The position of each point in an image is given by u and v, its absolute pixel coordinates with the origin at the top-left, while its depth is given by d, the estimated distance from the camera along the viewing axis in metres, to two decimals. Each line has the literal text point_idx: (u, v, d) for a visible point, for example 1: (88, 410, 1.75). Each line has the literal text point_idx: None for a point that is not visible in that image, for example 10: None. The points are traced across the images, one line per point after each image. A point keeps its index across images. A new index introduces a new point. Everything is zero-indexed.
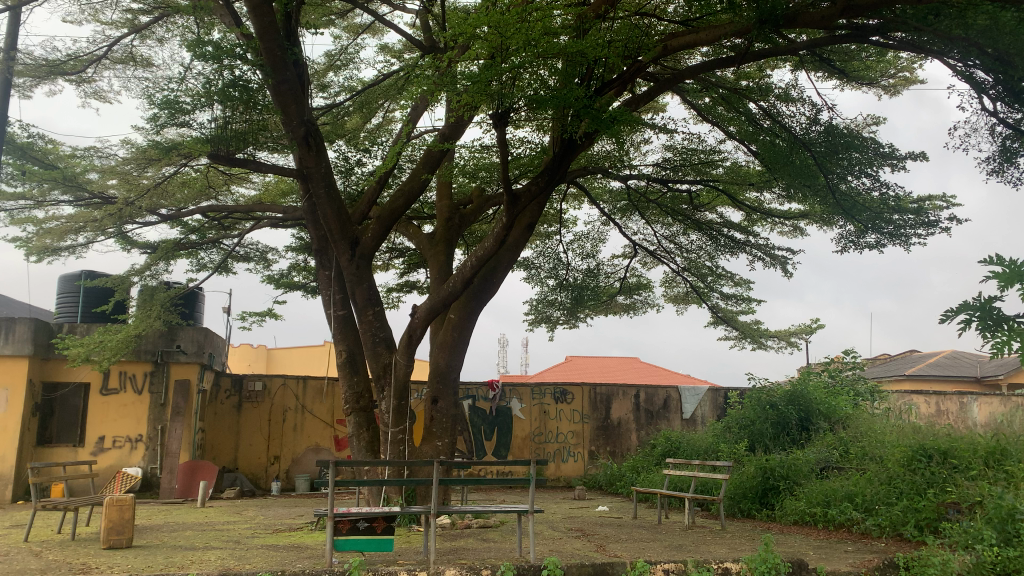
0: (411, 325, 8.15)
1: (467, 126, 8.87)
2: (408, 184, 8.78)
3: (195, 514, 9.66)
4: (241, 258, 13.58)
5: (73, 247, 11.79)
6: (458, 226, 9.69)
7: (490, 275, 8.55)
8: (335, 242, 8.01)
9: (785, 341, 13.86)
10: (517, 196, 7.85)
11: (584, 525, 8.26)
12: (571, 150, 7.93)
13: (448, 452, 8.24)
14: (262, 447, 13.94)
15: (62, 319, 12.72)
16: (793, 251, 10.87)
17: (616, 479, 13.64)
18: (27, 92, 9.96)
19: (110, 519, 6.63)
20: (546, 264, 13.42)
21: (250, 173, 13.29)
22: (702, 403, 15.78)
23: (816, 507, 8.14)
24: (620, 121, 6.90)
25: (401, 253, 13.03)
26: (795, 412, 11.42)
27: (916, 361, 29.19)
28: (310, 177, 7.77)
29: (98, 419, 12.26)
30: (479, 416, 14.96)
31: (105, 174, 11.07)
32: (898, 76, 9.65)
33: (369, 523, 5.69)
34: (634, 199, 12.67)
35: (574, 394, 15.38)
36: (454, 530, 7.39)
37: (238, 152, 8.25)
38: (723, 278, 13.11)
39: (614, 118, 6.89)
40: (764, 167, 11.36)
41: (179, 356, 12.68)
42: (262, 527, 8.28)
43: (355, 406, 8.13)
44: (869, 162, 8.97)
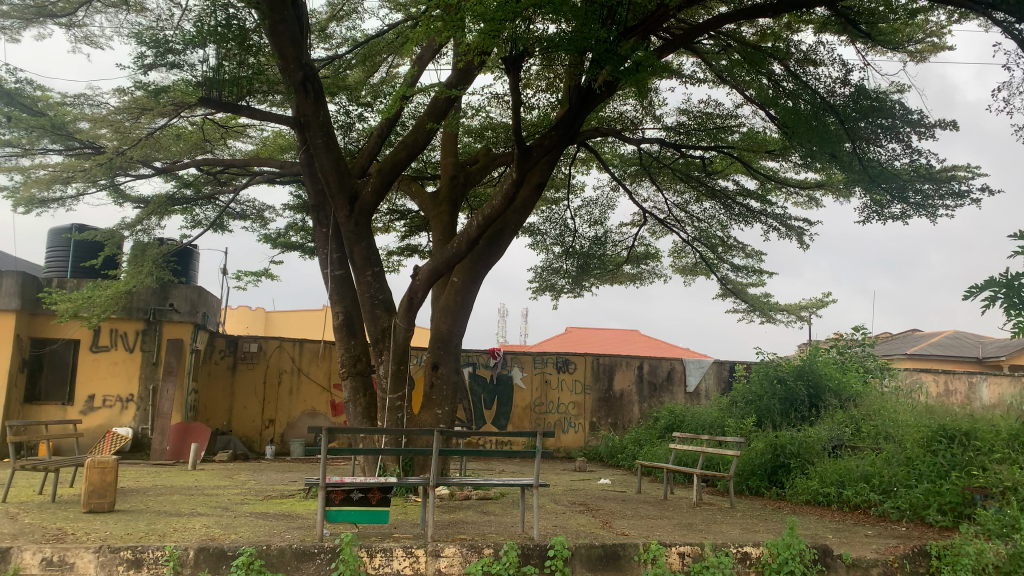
0: (411, 288, 7.67)
1: (476, 75, 8.34)
2: (411, 137, 8.26)
3: (185, 477, 9.38)
4: (237, 216, 13.16)
5: (62, 199, 11.36)
6: (463, 185, 9.21)
7: (496, 237, 8.12)
8: (332, 196, 7.55)
9: (795, 315, 13.48)
10: (529, 150, 7.39)
11: (588, 499, 7.94)
12: (587, 100, 7.46)
13: (448, 421, 7.88)
14: (256, 409, 13.65)
15: (51, 274, 12.31)
16: (811, 222, 10.40)
17: (617, 452, 13.36)
18: (15, 35, 9.46)
19: (90, 482, 6.29)
20: (552, 231, 13.01)
21: (248, 127, 12.81)
22: (705, 376, 15.46)
23: (831, 487, 7.81)
24: (642, 68, 6.43)
25: (402, 215, 12.61)
26: (805, 388, 11.08)
27: (919, 340, 28.89)
28: (307, 126, 7.29)
29: (88, 377, 11.95)
30: (479, 384, 14.66)
31: (95, 123, 10.60)
32: (927, 41, 9.13)
33: (363, 494, 5.35)
34: (645, 164, 12.26)
35: (577, 363, 15.04)
36: (453, 502, 7.07)
37: (231, 99, 7.77)
38: (733, 249, 12.63)
39: (638, 65, 6.42)
40: (782, 135, 10.88)
41: (172, 315, 12.29)
42: (253, 493, 7.97)
43: (352, 370, 7.76)
44: (899, 125, 8.48)
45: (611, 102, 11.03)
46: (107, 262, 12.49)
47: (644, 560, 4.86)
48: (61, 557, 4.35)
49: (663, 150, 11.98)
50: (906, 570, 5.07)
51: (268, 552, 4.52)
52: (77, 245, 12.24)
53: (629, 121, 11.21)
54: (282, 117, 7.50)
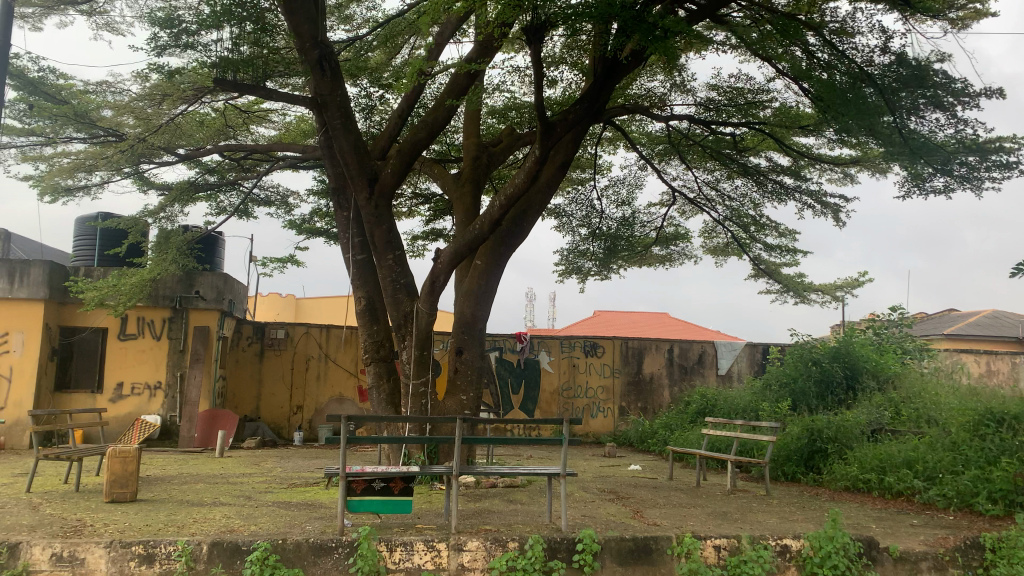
0: (433, 272, 7.43)
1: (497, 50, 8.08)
2: (431, 116, 8.02)
3: (211, 465, 9.34)
4: (261, 202, 13.08)
5: (87, 187, 11.36)
6: (486, 166, 8.99)
7: (520, 217, 7.90)
8: (351, 179, 7.37)
9: (831, 295, 13.09)
10: (553, 125, 7.15)
11: (618, 486, 7.74)
12: (613, 72, 7.23)
13: (473, 407, 7.70)
14: (284, 396, 13.62)
15: (78, 263, 12.34)
16: (847, 199, 10.02)
17: (647, 437, 13.14)
18: (36, 24, 9.44)
19: (112, 471, 6.24)
20: (579, 212, 12.73)
21: (270, 112, 12.68)
22: (738, 358, 15.12)
23: (870, 473, 7.52)
24: (672, 35, 6.12)
25: (426, 199, 12.42)
26: (841, 369, 10.73)
27: (956, 320, 28.20)
28: (325, 107, 7.10)
29: (116, 364, 11.98)
30: (506, 368, 14.48)
31: (117, 111, 10.53)
32: (970, 8, 8.70)
33: (385, 484, 5.20)
34: (674, 142, 11.94)
35: (605, 347, 14.80)
36: (479, 490, 6.91)
37: (247, 80, 7.60)
38: (766, 228, 12.26)
39: (667, 32, 6.11)
40: (816, 109, 10.48)
41: (198, 302, 12.26)
42: (277, 481, 7.89)
43: (375, 355, 7.63)
44: (940, 96, 8.09)
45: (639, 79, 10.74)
46: (132, 250, 12.46)
47: (678, 554, 4.65)
48: (71, 552, 4.26)
49: (692, 127, 11.65)
50: (958, 563, 4.80)
51: (284, 546, 4.39)
52: (103, 233, 12.24)
53: (658, 97, 10.91)
54: (299, 97, 7.30)
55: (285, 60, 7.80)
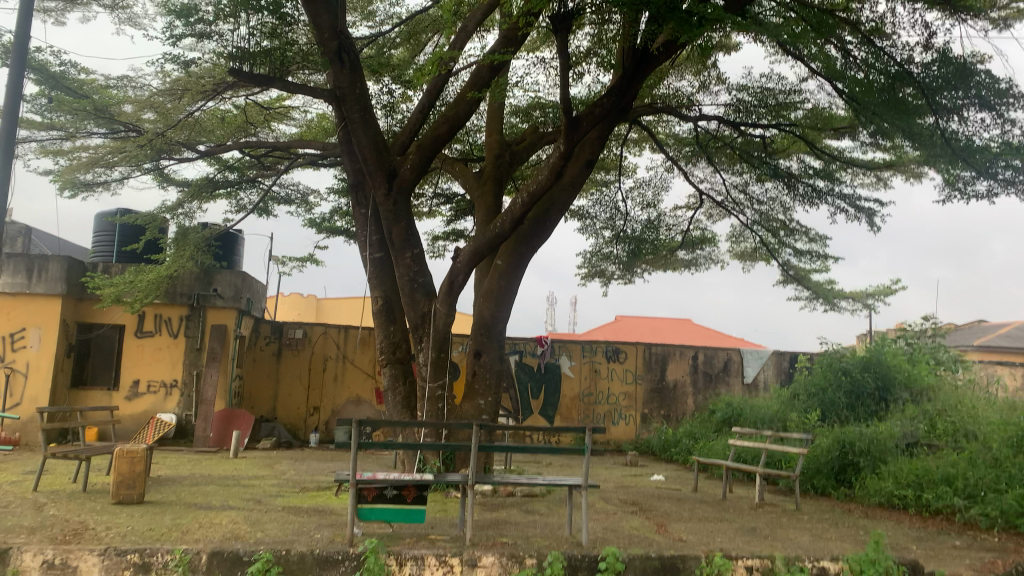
0: (452, 271, 7.17)
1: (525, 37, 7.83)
2: (453, 111, 7.78)
3: (225, 466, 9.17)
4: (281, 201, 12.95)
5: (107, 182, 11.29)
6: (509, 164, 8.75)
7: (543, 217, 7.65)
8: (370, 174, 7.16)
9: (862, 303, 12.70)
10: (579, 120, 6.89)
11: (641, 497, 7.46)
12: (644, 64, 6.97)
13: (491, 412, 7.46)
14: (301, 396, 13.45)
15: (97, 258, 12.29)
16: (882, 203, 9.65)
17: (670, 446, 12.82)
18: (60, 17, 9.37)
19: (119, 472, 6.08)
20: (603, 214, 12.46)
21: (292, 109, 12.55)
22: (764, 366, 14.78)
23: (906, 489, 7.18)
24: (706, 23, 5.82)
25: (448, 199, 12.22)
26: (872, 380, 10.35)
27: (985, 331, 27.53)
28: (343, 100, 6.90)
29: (133, 362, 11.88)
30: (526, 372, 14.23)
31: (138, 106, 10.44)
32: (1010, 8, 8.08)
33: (397, 491, 4.97)
34: (703, 143, 11.66)
35: (628, 353, 14.49)
36: (495, 499, 6.67)
37: (264, 72, 7.43)
38: (796, 233, 11.89)
39: (701, 20, 5.83)
40: (850, 111, 10.14)
41: (216, 300, 12.14)
42: (289, 484, 7.70)
43: (391, 357, 7.42)
44: (983, 95, 7.55)
45: (667, 78, 10.49)
46: (151, 247, 12.37)
47: (706, 574, 4.38)
48: (65, 559, 4.08)
49: (720, 127, 11.36)
50: None
51: (288, 558, 4.18)
52: (122, 229, 12.17)
53: (685, 97, 10.65)
54: (317, 90, 7.11)
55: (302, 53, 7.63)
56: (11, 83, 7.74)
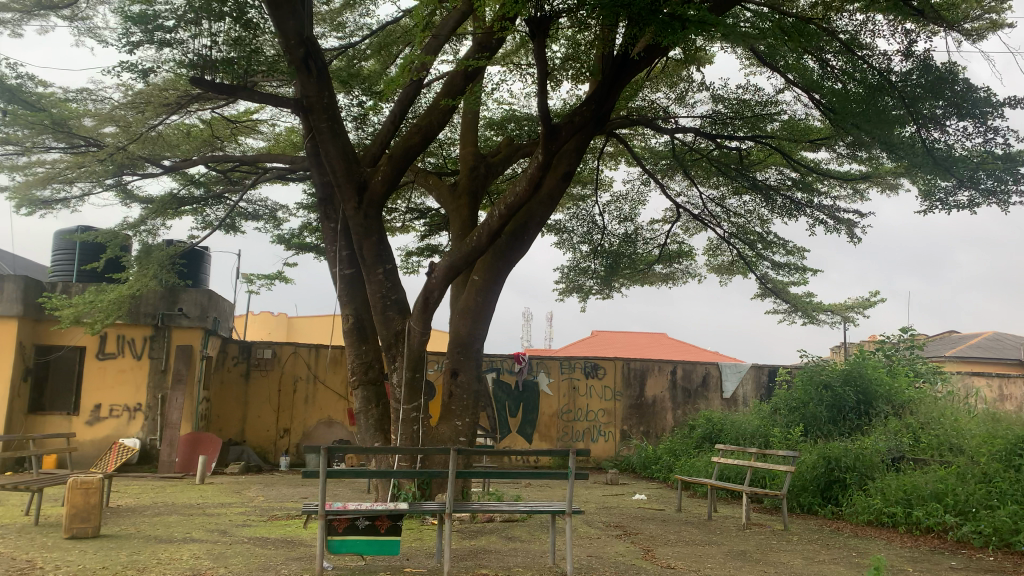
0: (427, 287, 6.88)
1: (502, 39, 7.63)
2: (426, 121, 7.50)
3: (190, 493, 8.76)
4: (249, 217, 12.60)
5: (67, 199, 10.88)
6: (484, 177, 8.51)
7: (520, 230, 7.42)
8: (339, 188, 6.88)
9: (840, 316, 12.61)
10: (557, 129, 6.69)
11: (624, 519, 7.21)
12: (624, 69, 6.80)
13: (468, 434, 7.18)
14: (271, 419, 13.05)
15: (56, 278, 11.82)
16: (861, 214, 9.55)
17: (651, 463, 12.61)
18: (16, 28, 8.96)
19: (72, 504, 5.69)
20: (579, 228, 12.27)
21: (260, 123, 12.22)
22: (743, 381, 14.63)
23: (896, 506, 7.02)
24: (688, 26, 5.64)
25: (422, 214, 11.95)
26: (853, 393, 10.19)
27: (956, 342, 27.73)
28: (311, 110, 6.64)
29: (93, 385, 11.43)
30: (503, 390, 13.95)
31: (99, 120, 10.05)
32: (984, 19, 7.94)
33: (370, 522, 4.68)
34: (679, 156, 11.53)
35: (607, 369, 14.27)
36: (474, 525, 6.39)
37: (228, 81, 7.13)
38: (774, 246, 11.77)
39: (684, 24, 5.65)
40: (827, 123, 10.06)
41: (181, 320, 11.72)
42: (257, 512, 7.34)
43: (363, 378, 7.15)
44: (962, 104, 7.50)
45: (643, 90, 10.37)
46: (112, 265, 11.94)
47: None
48: None
49: (697, 140, 11.23)
50: None
51: None
52: (83, 247, 11.73)
53: (661, 109, 10.50)
54: (283, 99, 6.83)
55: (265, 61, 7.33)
56: None
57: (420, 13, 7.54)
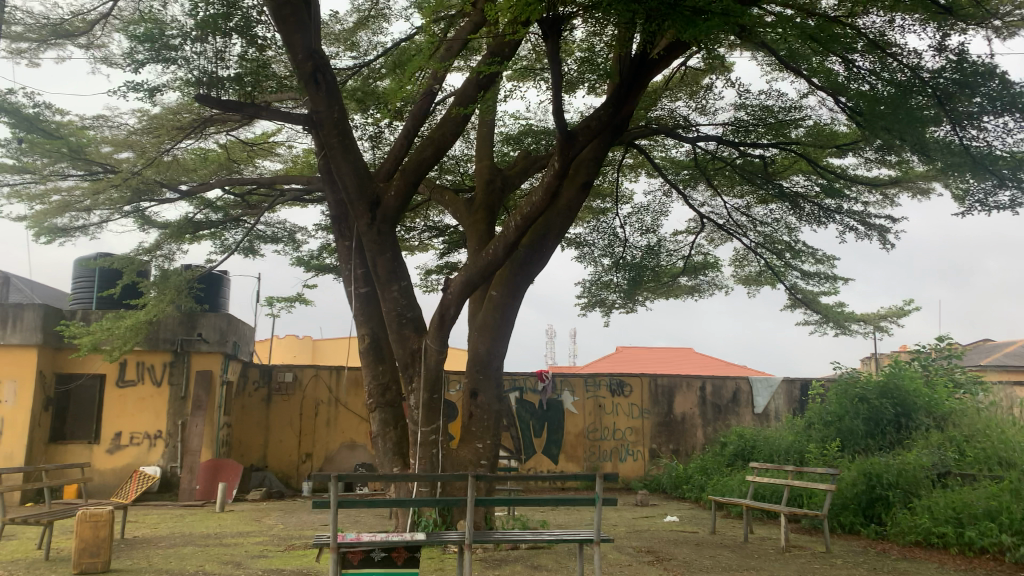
0: (443, 304, 6.65)
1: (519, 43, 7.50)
2: (438, 133, 7.30)
3: (209, 522, 8.57)
4: (268, 239, 12.50)
5: (85, 226, 10.83)
6: (500, 190, 8.31)
7: (538, 243, 7.18)
8: (351, 204, 6.70)
9: (874, 326, 12.20)
10: (574, 135, 6.47)
11: (656, 544, 6.90)
12: (641, 71, 6.60)
13: (490, 456, 6.92)
14: (293, 443, 12.87)
15: (76, 305, 11.79)
16: (894, 219, 9.20)
17: (682, 482, 12.23)
18: (33, 58, 8.89)
19: (82, 537, 5.51)
20: (601, 241, 12.00)
21: (276, 144, 12.14)
22: (775, 396, 14.23)
23: (946, 526, 6.64)
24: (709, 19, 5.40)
25: (441, 232, 11.76)
26: (891, 405, 9.77)
27: (991, 351, 27.01)
28: (320, 124, 6.49)
29: (114, 413, 11.30)
30: (527, 410, 13.66)
31: (116, 146, 9.97)
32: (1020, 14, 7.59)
33: (386, 554, 4.42)
34: (701, 166, 11.26)
35: (633, 386, 13.95)
36: (498, 554, 6.12)
37: (233, 99, 7.01)
38: (803, 255, 11.41)
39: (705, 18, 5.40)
40: (854, 127, 9.74)
41: (200, 345, 11.58)
42: (275, 541, 7.12)
43: (381, 400, 6.95)
44: (1000, 100, 7.16)
45: (662, 98, 10.13)
46: (131, 291, 11.87)
47: None
48: None
49: (719, 148, 10.96)
50: None
51: None
52: (102, 274, 11.69)
53: (682, 118, 10.25)
54: (293, 115, 6.69)
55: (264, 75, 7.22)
56: None
57: (430, 26, 7.36)
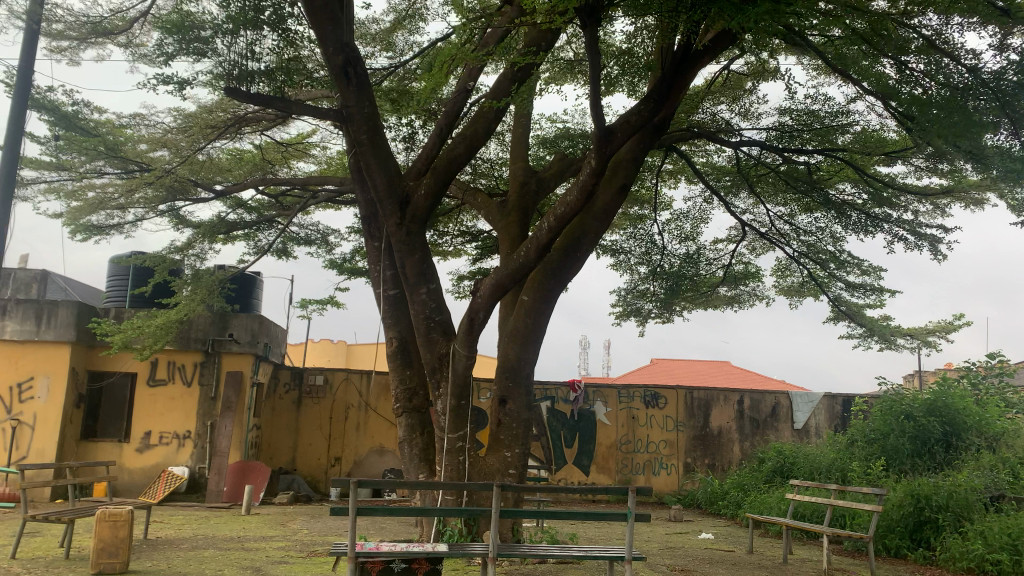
0: (472, 306, 6.45)
1: (558, 37, 7.35)
2: (471, 130, 7.11)
3: (234, 525, 8.45)
4: (301, 241, 12.45)
5: (121, 225, 10.86)
6: (535, 192, 8.11)
7: (572, 247, 6.93)
8: (380, 201, 6.55)
9: (921, 341, 11.72)
10: (612, 132, 6.23)
11: (690, 562, 6.59)
12: (684, 67, 6.35)
13: (518, 467, 6.68)
14: (322, 447, 12.76)
15: (110, 303, 11.85)
16: (946, 229, 8.78)
17: (717, 498, 11.86)
18: (73, 56, 8.90)
19: (100, 537, 5.39)
20: (637, 249, 11.71)
21: (312, 146, 12.10)
22: (816, 411, 13.78)
23: (1001, 553, 6.24)
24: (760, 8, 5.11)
25: (474, 237, 11.58)
26: (939, 425, 9.30)
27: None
28: (350, 119, 6.38)
29: (145, 412, 11.30)
30: (559, 419, 13.37)
31: (152, 144, 9.95)
32: None
33: (407, 565, 4.27)
34: (744, 172, 10.95)
35: (668, 398, 13.61)
36: (524, 569, 5.88)
37: (260, 92, 6.92)
38: (848, 265, 11.00)
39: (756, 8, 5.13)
40: (903, 133, 9.37)
41: (231, 346, 11.54)
42: (297, 547, 6.95)
43: (407, 405, 6.78)
44: None
45: (704, 102, 9.84)
46: (164, 290, 11.90)
47: None
48: None
49: (762, 154, 10.65)
50: None
51: None
52: (136, 272, 11.73)
53: (724, 122, 9.95)
54: (324, 111, 6.59)
55: (285, 68, 7.10)
56: (12, 126, 7.67)
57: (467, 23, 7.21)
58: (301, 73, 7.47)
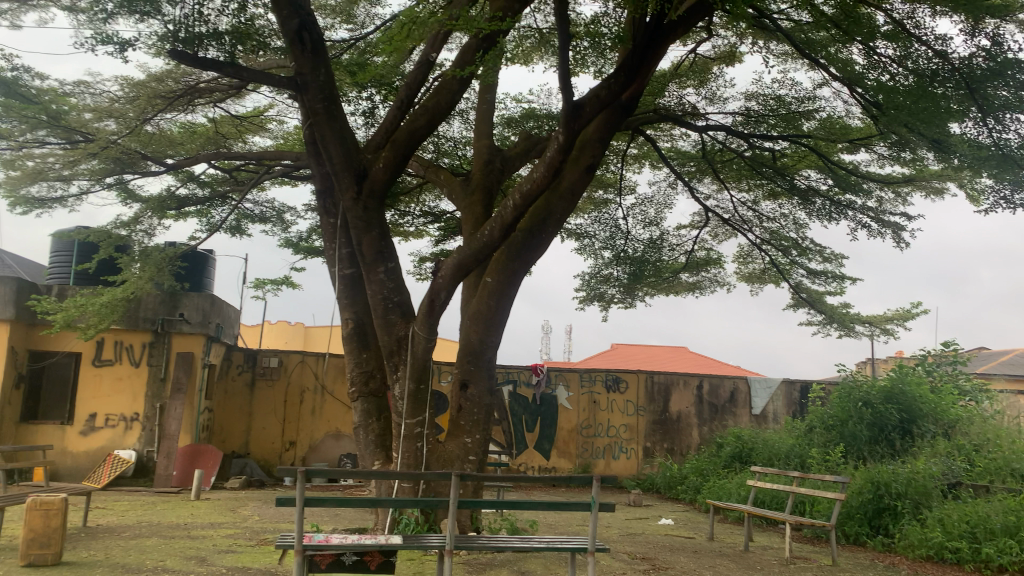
0: (433, 288, 6.21)
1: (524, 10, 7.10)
2: (433, 104, 6.85)
3: (181, 512, 8.13)
4: (256, 219, 12.05)
5: (64, 198, 10.35)
6: (498, 172, 7.88)
7: (537, 227, 6.71)
8: (336, 175, 6.29)
9: (879, 328, 11.80)
10: (580, 107, 6.03)
11: (651, 550, 6.49)
12: (654, 41, 6.19)
13: (479, 453, 6.51)
14: (276, 431, 12.44)
15: (53, 279, 11.35)
16: (909, 217, 8.79)
17: (676, 483, 11.85)
18: (13, 19, 8.36)
19: (32, 528, 5.07)
20: (602, 233, 11.56)
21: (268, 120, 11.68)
22: (774, 397, 13.87)
23: (959, 541, 6.25)
24: None
25: (436, 218, 11.32)
26: (896, 412, 9.34)
27: (984, 361, 26.77)
28: (305, 88, 6.11)
29: (89, 394, 10.86)
30: (520, 404, 13.22)
31: (96, 114, 9.46)
32: None
33: (358, 557, 4.04)
34: (709, 157, 10.84)
35: (629, 382, 13.55)
36: (483, 559, 5.72)
37: (208, 56, 6.58)
38: (810, 253, 11.00)
39: None
40: (868, 121, 9.30)
41: (182, 326, 11.15)
42: (246, 535, 6.69)
43: (364, 390, 6.56)
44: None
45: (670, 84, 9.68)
46: (110, 266, 11.41)
47: None
48: None
49: (727, 140, 10.54)
50: None
51: None
52: (81, 248, 11.23)
53: (690, 106, 9.81)
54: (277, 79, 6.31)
55: (238, 33, 6.74)
56: None
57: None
58: (255, 40, 7.14)
